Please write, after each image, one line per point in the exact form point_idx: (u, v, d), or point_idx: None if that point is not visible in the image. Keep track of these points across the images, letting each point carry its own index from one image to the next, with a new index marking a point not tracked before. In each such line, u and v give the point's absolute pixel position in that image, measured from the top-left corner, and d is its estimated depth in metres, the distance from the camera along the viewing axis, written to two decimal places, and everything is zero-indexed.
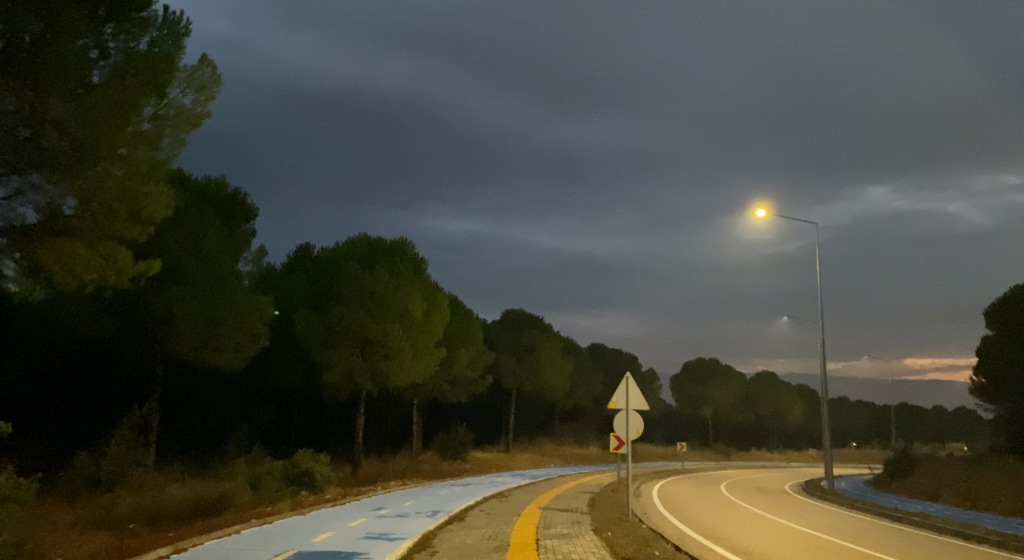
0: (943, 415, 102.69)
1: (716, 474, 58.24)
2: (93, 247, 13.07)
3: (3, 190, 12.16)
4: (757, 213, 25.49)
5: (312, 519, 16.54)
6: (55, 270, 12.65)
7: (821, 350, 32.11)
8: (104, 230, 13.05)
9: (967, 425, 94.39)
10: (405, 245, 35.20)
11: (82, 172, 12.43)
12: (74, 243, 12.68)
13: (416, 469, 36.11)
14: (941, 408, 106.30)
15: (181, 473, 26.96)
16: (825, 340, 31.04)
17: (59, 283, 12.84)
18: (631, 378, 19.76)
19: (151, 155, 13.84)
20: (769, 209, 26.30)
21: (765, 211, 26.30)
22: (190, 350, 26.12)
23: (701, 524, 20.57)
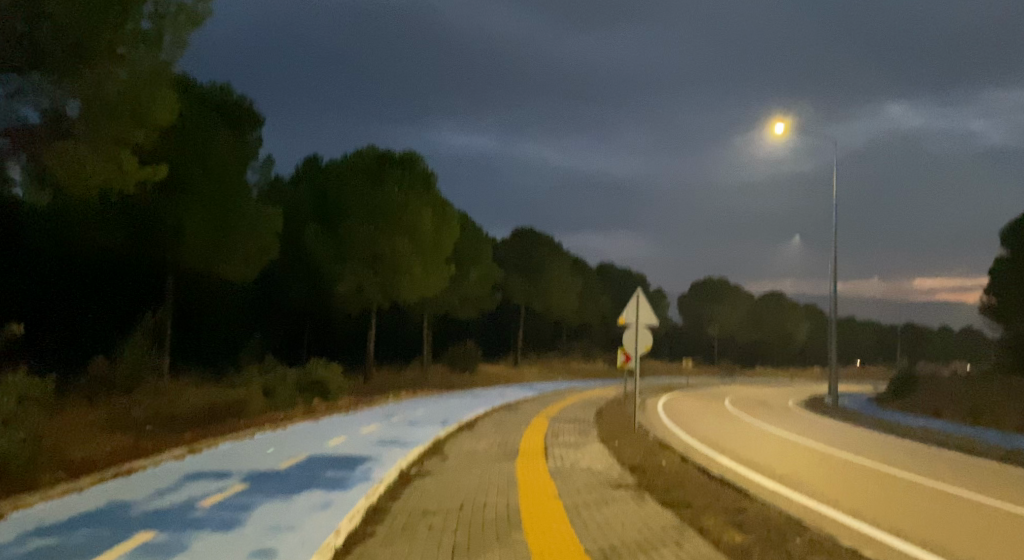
0: (950, 336, 103.14)
1: (721, 390, 59.06)
2: (100, 153, 12.90)
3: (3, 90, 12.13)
4: (775, 128, 24.99)
5: (325, 424, 16.89)
6: (62, 176, 12.51)
7: (833, 268, 31.98)
8: (109, 133, 12.93)
9: (974, 346, 94.92)
10: (415, 159, 34.68)
11: (80, 71, 12.47)
12: (80, 147, 12.50)
13: (425, 380, 36.66)
14: (949, 329, 106.70)
15: (196, 380, 27.52)
16: (838, 258, 30.88)
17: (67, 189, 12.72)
18: (642, 292, 19.75)
19: (152, 57, 13.78)
20: (787, 124, 25.77)
21: (783, 126, 25.77)
22: (201, 261, 26.59)
23: (707, 436, 20.89)
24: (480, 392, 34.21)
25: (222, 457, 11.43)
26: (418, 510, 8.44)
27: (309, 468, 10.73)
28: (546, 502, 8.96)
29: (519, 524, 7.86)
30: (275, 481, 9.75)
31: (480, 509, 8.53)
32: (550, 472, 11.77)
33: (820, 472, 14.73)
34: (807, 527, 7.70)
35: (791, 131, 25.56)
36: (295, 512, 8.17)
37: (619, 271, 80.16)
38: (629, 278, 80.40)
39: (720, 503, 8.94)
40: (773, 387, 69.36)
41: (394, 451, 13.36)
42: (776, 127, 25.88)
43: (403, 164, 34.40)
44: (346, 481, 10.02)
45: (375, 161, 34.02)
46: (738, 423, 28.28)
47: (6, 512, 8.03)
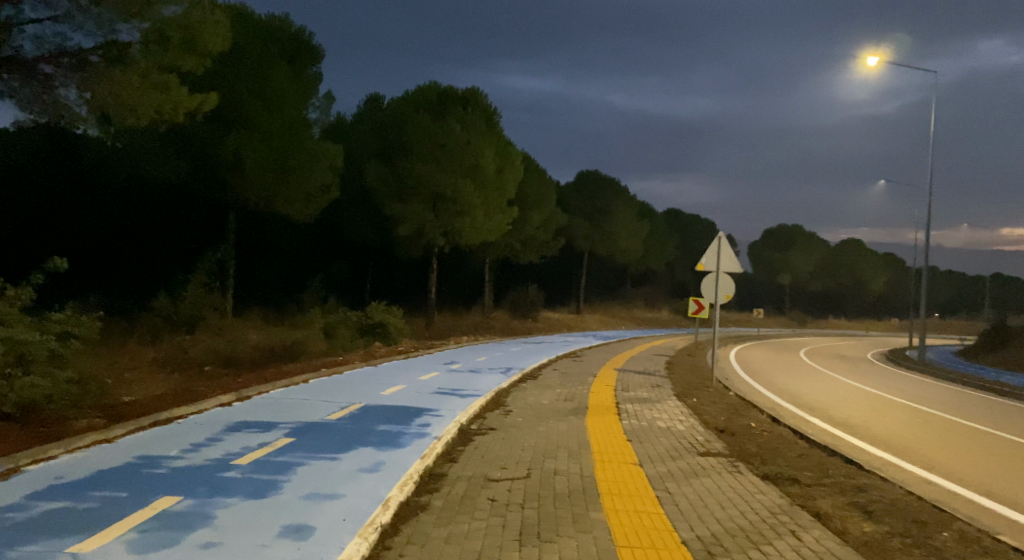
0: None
1: (792, 340, 57.04)
2: (146, 79, 13.53)
3: (54, 11, 12.59)
4: (868, 61, 22.75)
5: (384, 371, 15.91)
6: (111, 102, 12.95)
7: (926, 214, 29.61)
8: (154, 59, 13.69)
9: None
10: (477, 95, 33.17)
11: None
12: (125, 73, 13.06)
13: (487, 326, 35.76)
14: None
15: (258, 320, 27.00)
16: (932, 203, 28.54)
17: (118, 116, 13.17)
18: (723, 237, 18.17)
19: None
20: (881, 56, 23.48)
21: (876, 59, 23.50)
22: (262, 199, 25.93)
23: (787, 392, 19.40)
24: (543, 338, 33.11)
25: (271, 406, 10.45)
26: (478, 478, 7.28)
27: (360, 421, 9.68)
28: (626, 472, 7.72)
29: (596, 500, 6.65)
30: (321, 435, 8.70)
31: (550, 480, 7.33)
32: (628, 431, 10.53)
33: (926, 438, 13.20)
34: (949, 515, 6.35)
35: (885, 64, 23.30)
36: (339, 477, 7.09)
37: (687, 217, 77.53)
38: (697, 224, 77.78)
39: (833, 479, 7.59)
40: (847, 339, 66.82)
41: (455, 402, 12.26)
42: (870, 59, 23.64)
43: (464, 101, 32.96)
44: (400, 437, 8.91)
45: (437, 97, 32.58)
46: (816, 376, 26.62)
47: (21, 465, 7.13)
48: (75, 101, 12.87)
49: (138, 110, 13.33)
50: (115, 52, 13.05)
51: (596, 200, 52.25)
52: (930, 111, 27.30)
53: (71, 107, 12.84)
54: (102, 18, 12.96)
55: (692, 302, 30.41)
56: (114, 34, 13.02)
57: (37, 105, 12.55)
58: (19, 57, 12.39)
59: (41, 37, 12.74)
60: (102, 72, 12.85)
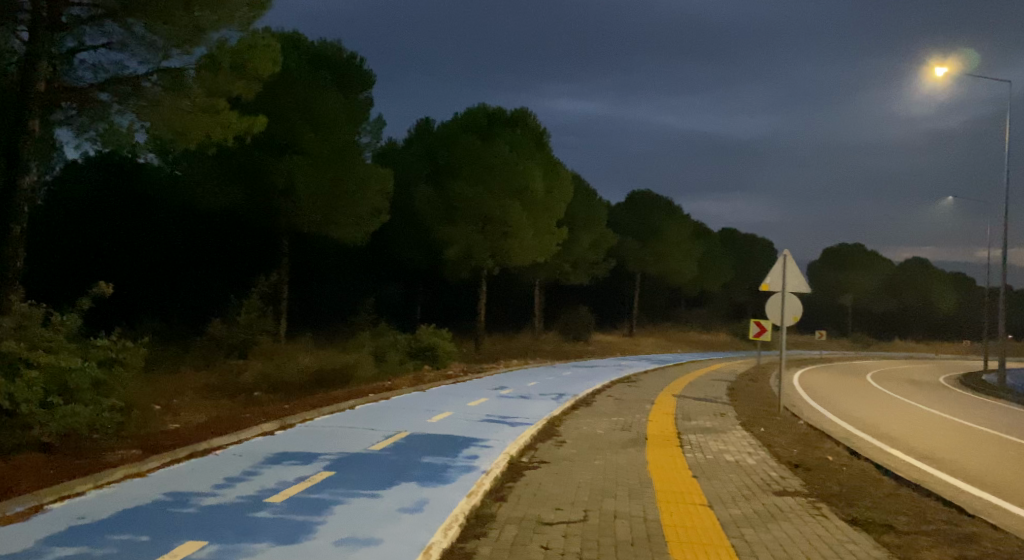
0: None
1: (855, 364, 55.05)
2: (200, 103, 13.58)
3: (107, 39, 12.78)
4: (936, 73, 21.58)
5: (432, 397, 15.33)
6: (165, 126, 13.22)
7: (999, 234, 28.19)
8: (209, 84, 13.75)
9: None
10: (526, 116, 32.71)
11: (173, 16, 12.75)
12: (178, 97, 13.21)
13: (539, 349, 35.07)
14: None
15: (309, 344, 26.78)
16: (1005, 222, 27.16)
17: (173, 138, 13.48)
18: (789, 256, 17.24)
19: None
20: (950, 67, 22.28)
21: (945, 70, 22.32)
22: (313, 223, 25.77)
23: (858, 420, 18.28)
24: (597, 361, 32.30)
25: (312, 435, 9.90)
26: (532, 521, 6.60)
27: (404, 453, 9.06)
28: (696, 515, 6.96)
29: (665, 550, 5.88)
30: (362, 470, 8.09)
31: (612, 523, 6.62)
32: (693, 466, 9.72)
33: (1019, 477, 12.10)
34: None
35: (955, 75, 22.10)
36: (380, 519, 6.47)
37: (743, 237, 75.81)
38: (754, 244, 76.01)
39: (932, 527, 6.75)
40: (912, 362, 64.44)
41: (506, 432, 11.57)
42: (937, 73, 22.49)
43: (515, 122, 32.54)
44: (447, 472, 8.27)
45: (487, 119, 32.23)
46: (885, 403, 25.30)
47: (43, 503, 6.64)
48: (130, 126, 13.18)
49: (192, 133, 13.57)
50: (169, 80, 13.12)
51: (650, 221, 51.28)
52: (1002, 126, 26.00)
53: (124, 131, 13.11)
54: (156, 46, 13.00)
55: (752, 326, 29.31)
56: (166, 61, 13.05)
57: (95, 130, 13.04)
58: (76, 85, 12.69)
59: (99, 63, 13.04)
60: (152, 98, 12.98)
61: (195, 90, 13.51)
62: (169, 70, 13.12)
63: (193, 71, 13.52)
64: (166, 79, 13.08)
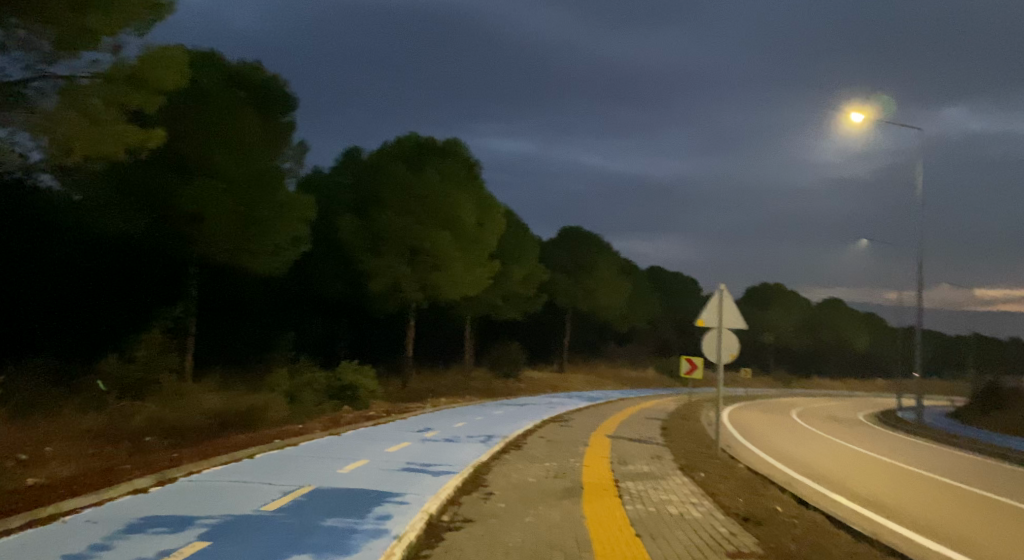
0: (1017, 350, 97.51)
1: (781, 401, 55.25)
2: (91, 118, 12.66)
3: None
4: (851, 118, 21.38)
5: (347, 441, 14.00)
6: (51, 140, 12.31)
7: (920, 273, 28.49)
8: (103, 95, 12.87)
9: None
10: (457, 146, 31.76)
11: (57, 18, 12.05)
12: (64, 109, 12.37)
13: (468, 386, 33.80)
14: (1013, 342, 100.96)
15: (219, 383, 24.95)
16: (924, 262, 27.45)
17: (61, 154, 12.53)
18: (724, 290, 16.55)
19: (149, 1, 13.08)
20: (865, 113, 22.14)
21: (861, 116, 22.17)
22: (225, 250, 24.17)
23: (796, 461, 17.60)
24: (526, 399, 31.17)
25: (197, 492, 8.53)
26: None
27: (302, 513, 7.77)
28: None
29: None
30: (248, 538, 6.78)
31: None
32: (635, 522, 8.68)
33: (972, 526, 11.41)
34: None
35: (871, 121, 21.98)
36: None
37: (670, 274, 76.15)
38: (681, 282, 76.42)
39: None
40: (834, 399, 65.32)
41: (426, 483, 10.35)
42: (853, 117, 22.31)
43: (444, 152, 31.58)
44: (349, 538, 7.01)
45: (416, 148, 31.20)
46: (817, 442, 24.87)
47: None
48: (10, 137, 12.24)
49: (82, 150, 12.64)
50: (56, 89, 12.41)
51: (579, 256, 50.81)
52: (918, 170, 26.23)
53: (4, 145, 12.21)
54: (40, 52, 12.16)
55: (683, 362, 28.71)
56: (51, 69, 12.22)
57: None
58: None
59: None
60: (37, 111, 12.25)
61: (88, 102, 12.68)
62: (55, 78, 12.34)
63: (85, 80, 12.78)
64: (55, 86, 12.38)
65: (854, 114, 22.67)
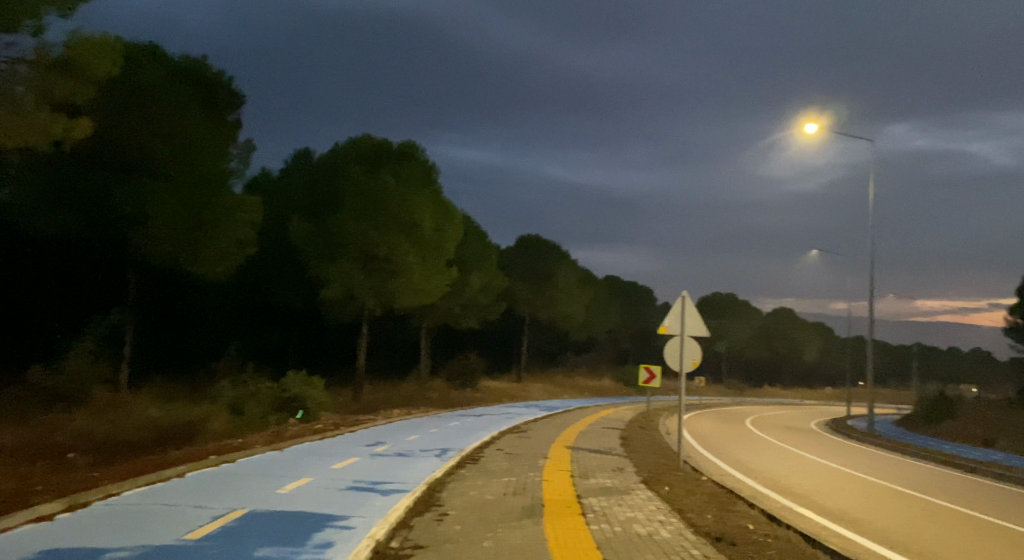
0: (963, 359, 99.40)
1: (737, 410, 55.22)
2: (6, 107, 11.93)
3: None
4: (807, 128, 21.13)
5: (292, 456, 13.09)
6: None
7: (876, 281, 28.43)
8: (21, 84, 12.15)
9: (990, 369, 91.25)
10: (415, 149, 30.87)
11: None
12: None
13: (422, 397, 32.87)
14: (959, 350, 102.95)
15: (160, 395, 23.77)
16: (880, 272, 27.36)
17: None
18: (688, 297, 15.99)
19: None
20: (820, 124, 21.94)
21: (816, 126, 21.98)
22: (167, 253, 23.09)
23: (761, 473, 17.10)
24: (483, 410, 30.37)
25: (114, 518, 7.64)
26: None
27: (231, 541, 6.97)
28: None
29: None
30: None
31: None
32: (601, 544, 7.97)
33: (947, 542, 10.96)
34: None
35: (826, 131, 21.79)
36: None
37: (627, 284, 76.07)
38: (638, 291, 76.39)
39: None
40: (789, 408, 65.62)
41: (374, 503, 9.53)
42: (808, 127, 22.07)
43: (401, 155, 30.63)
44: None
45: (371, 151, 30.21)
46: (779, 452, 24.48)
47: None
48: None
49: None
50: None
51: (536, 264, 50.23)
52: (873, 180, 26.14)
53: None
54: None
55: (643, 371, 28.19)
56: None
57: None
58: None
59: None
60: None
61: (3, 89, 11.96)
62: None
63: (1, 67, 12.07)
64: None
65: (809, 124, 22.44)
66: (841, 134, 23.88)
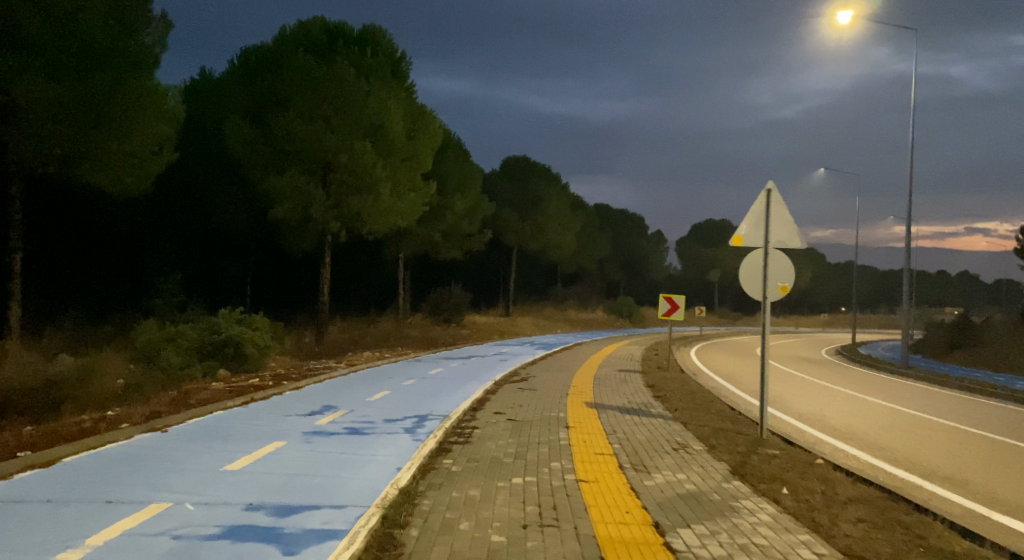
0: (954, 282, 96.00)
1: (743, 341, 50.93)
2: None
3: None
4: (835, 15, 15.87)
5: (163, 452, 7.98)
6: None
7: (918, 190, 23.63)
8: None
9: (983, 293, 87.74)
10: (379, 36, 25.18)
11: None
12: None
13: (401, 336, 27.91)
14: (951, 274, 99.30)
15: (63, 344, 18.79)
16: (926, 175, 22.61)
17: None
18: (773, 191, 10.96)
19: None
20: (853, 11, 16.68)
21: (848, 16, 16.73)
22: (57, 158, 18.23)
23: (855, 437, 12.28)
24: (473, 350, 25.51)
25: None
26: None
27: None
28: None
29: None
30: None
31: None
32: None
33: None
34: None
35: (856, 21, 16.48)
36: None
37: (616, 211, 70.45)
38: (627, 219, 70.81)
39: None
40: (793, 337, 61.36)
41: None
42: (842, 16, 16.95)
43: (363, 43, 24.89)
44: None
45: (325, 37, 24.36)
46: (833, 395, 19.77)
47: None
48: None
49: None
50: None
51: (522, 188, 44.78)
52: (930, 66, 21.13)
53: None
54: None
55: (661, 301, 23.31)
56: None
57: None
58: None
59: None
60: None
61: None
62: None
63: None
64: None
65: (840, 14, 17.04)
66: (890, 27, 18.92)
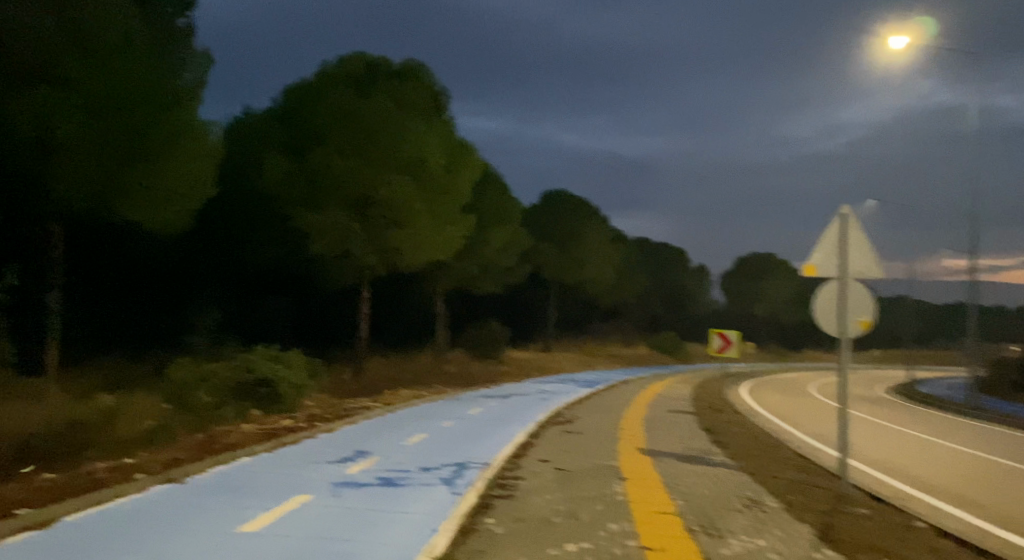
0: (1009, 317, 92.64)
1: (793, 378, 49.17)
2: None
3: None
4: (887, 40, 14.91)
5: (174, 508, 7.13)
6: None
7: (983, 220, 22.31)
8: None
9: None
10: (419, 69, 24.71)
11: None
12: None
13: (440, 372, 27.07)
14: (1005, 309, 95.87)
15: (94, 382, 18.21)
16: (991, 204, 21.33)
17: None
18: (850, 217, 9.97)
19: None
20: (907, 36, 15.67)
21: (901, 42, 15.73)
22: (94, 196, 17.76)
23: (941, 490, 11.07)
24: (515, 388, 24.53)
25: None
26: None
27: None
28: None
29: None
30: None
31: None
32: None
33: None
34: None
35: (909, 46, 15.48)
36: None
37: (657, 245, 69.19)
38: (669, 252, 69.48)
39: None
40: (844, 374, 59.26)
41: None
42: (895, 42, 15.95)
43: (402, 77, 24.45)
44: None
45: (365, 70, 23.97)
46: (900, 438, 18.42)
47: None
48: None
49: None
50: None
51: (562, 222, 43.96)
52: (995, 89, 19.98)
53: None
54: None
55: (712, 338, 22.16)
56: None
57: None
58: None
59: None
60: None
61: None
62: None
63: None
64: None
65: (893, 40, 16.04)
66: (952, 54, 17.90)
